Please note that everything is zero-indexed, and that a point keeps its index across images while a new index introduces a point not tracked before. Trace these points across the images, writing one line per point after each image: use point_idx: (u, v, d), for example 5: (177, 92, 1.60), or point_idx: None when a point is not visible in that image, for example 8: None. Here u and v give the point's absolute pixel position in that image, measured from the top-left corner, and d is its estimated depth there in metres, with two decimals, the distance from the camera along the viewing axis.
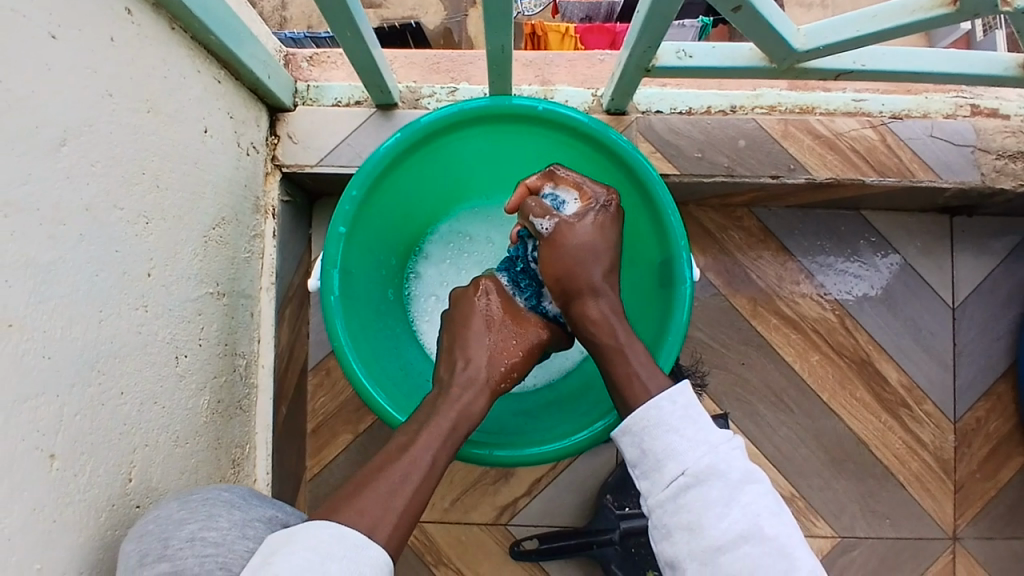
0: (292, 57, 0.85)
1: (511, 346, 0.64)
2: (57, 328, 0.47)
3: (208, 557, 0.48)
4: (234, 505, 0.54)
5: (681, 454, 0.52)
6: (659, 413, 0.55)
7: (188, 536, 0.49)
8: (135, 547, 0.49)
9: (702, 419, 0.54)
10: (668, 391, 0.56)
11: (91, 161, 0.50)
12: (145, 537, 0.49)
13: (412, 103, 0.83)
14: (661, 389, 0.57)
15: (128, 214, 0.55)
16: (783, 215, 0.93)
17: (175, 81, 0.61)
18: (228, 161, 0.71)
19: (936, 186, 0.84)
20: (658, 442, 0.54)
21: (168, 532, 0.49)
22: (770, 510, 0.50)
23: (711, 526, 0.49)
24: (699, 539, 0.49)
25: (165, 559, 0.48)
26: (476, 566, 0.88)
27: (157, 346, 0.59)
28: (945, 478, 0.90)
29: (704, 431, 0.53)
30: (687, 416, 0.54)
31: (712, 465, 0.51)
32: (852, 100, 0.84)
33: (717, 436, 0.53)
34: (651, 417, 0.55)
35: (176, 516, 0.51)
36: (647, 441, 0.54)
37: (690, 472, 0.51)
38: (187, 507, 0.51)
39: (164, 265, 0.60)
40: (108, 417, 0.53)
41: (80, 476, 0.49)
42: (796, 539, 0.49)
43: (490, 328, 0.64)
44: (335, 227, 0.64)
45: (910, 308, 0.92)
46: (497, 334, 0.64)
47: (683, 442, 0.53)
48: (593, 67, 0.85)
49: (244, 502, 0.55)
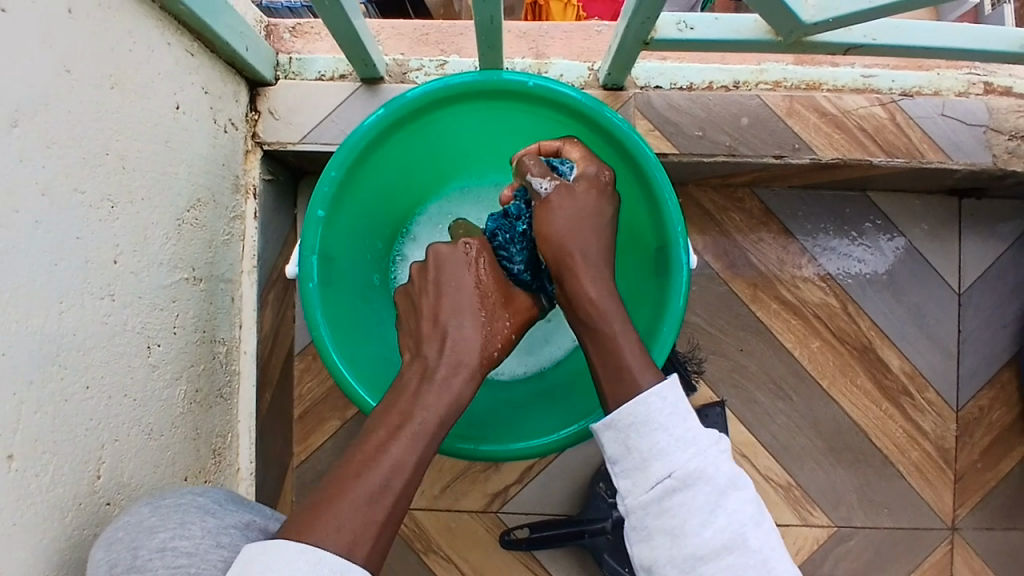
0: (274, 27, 0.81)
1: (502, 330, 0.58)
2: (12, 323, 0.44)
3: (180, 568, 0.48)
4: (208, 511, 0.53)
5: (669, 455, 0.48)
6: (648, 410, 0.50)
7: (159, 546, 0.49)
8: (105, 556, 0.48)
9: (691, 417, 0.51)
10: (658, 385, 0.51)
11: (48, 142, 0.47)
12: (115, 545, 0.48)
13: (399, 77, 0.79)
14: (651, 381, 0.52)
15: (91, 198, 0.52)
16: (786, 195, 0.89)
17: (142, 54, 0.58)
18: (204, 139, 0.68)
19: (946, 168, 0.81)
20: (644, 440, 0.49)
21: (138, 542, 0.49)
22: (755, 518, 0.48)
23: (695, 535, 0.47)
24: (681, 548, 0.47)
25: (134, 569, 0.47)
26: (466, 553, 0.86)
27: (127, 337, 0.57)
28: (944, 468, 0.88)
29: (692, 431, 0.50)
30: (677, 415, 0.50)
31: (699, 470, 0.48)
32: (861, 77, 0.80)
33: (706, 437, 0.50)
34: (639, 413, 0.50)
35: (149, 524, 0.50)
36: (635, 439, 0.50)
37: (676, 476, 0.48)
38: (159, 514, 0.51)
39: (133, 251, 0.57)
40: (72, 413, 0.50)
41: (41, 476, 0.47)
42: (778, 550, 0.48)
43: (474, 298, 0.58)
44: (312, 210, 0.61)
45: (915, 293, 0.89)
46: (487, 314, 0.57)
47: (671, 442, 0.49)
48: (590, 39, 0.81)
49: (220, 508, 0.54)
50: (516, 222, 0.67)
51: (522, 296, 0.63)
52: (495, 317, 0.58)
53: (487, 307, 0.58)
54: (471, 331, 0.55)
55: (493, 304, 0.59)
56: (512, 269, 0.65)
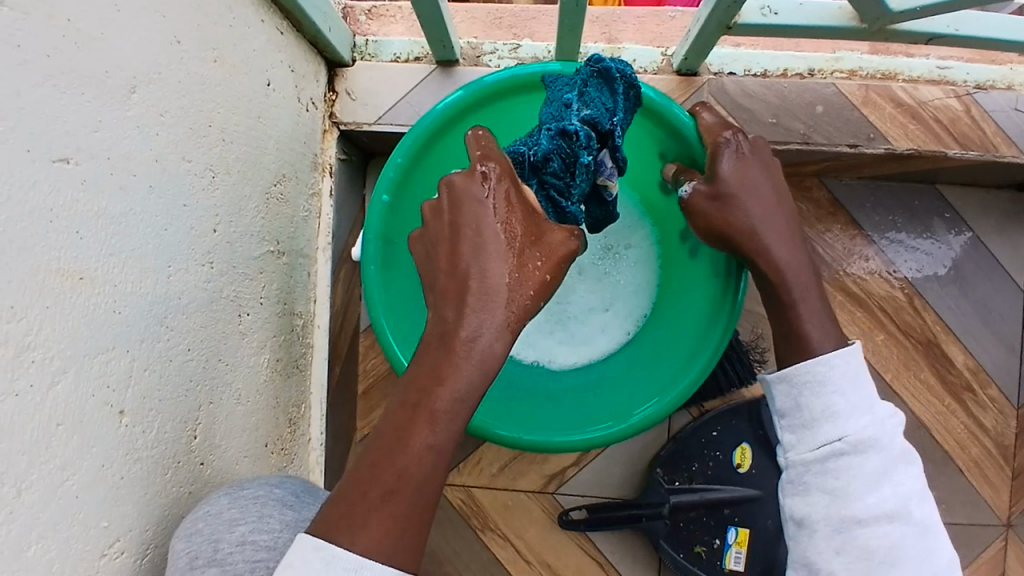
0: (350, 10, 0.83)
1: (533, 268, 0.49)
2: (127, 281, 0.46)
3: (259, 562, 0.51)
4: (282, 505, 0.57)
5: (843, 419, 0.55)
6: (827, 372, 0.56)
7: (238, 539, 0.51)
8: (186, 546, 0.49)
9: (867, 387, 0.56)
10: (841, 350, 0.57)
11: (160, 110, 0.49)
12: (196, 537, 0.50)
13: (473, 59, 0.80)
14: (831, 346, 0.57)
15: (196, 167, 0.54)
16: (853, 187, 0.89)
17: (240, 31, 0.59)
18: (289, 117, 0.69)
19: (1018, 162, 0.80)
20: (819, 400, 0.56)
21: (219, 534, 0.50)
22: (917, 492, 0.54)
23: (859, 497, 0.53)
24: (840, 507, 0.53)
25: (216, 563, 0.49)
26: (523, 532, 0.88)
27: (222, 304, 0.59)
28: (1006, 466, 0.87)
29: (868, 401, 0.56)
30: (856, 381, 0.56)
31: (874, 436, 0.54)
32: (937, 68, 0.80)
33: (881, 409, 0.56)
34: (817, 373, 0.56)
35: (228, 515, 0.52)
36: (806, 397, 0.56)
37: (848, 440, 0.54)
38: (237, 506, 0.53)
39: (229, 221, 0.59)
40: (176, 373, 0.52)
41: (147, 432, 0.49)
42: (934, 521, 0.54)
43: (500, 243, 0.48)
44: (380, 193, 0.64)
45: (982, 288, 0.88)
46: (515, 252, 0.48)
47: (847, 406, 0.55)
48: (663, 24, 0.81)
49: (292, 502, 0.58)
50: (581, 150, 0.56)
51: (558, 229, 0.51)
52: (524, 256, 0.48)
53: (516, 246, 0.48)
54: (490, 272, 0.47)
55: (518, 240, 0.49)
56: (563, 205, 0.60)
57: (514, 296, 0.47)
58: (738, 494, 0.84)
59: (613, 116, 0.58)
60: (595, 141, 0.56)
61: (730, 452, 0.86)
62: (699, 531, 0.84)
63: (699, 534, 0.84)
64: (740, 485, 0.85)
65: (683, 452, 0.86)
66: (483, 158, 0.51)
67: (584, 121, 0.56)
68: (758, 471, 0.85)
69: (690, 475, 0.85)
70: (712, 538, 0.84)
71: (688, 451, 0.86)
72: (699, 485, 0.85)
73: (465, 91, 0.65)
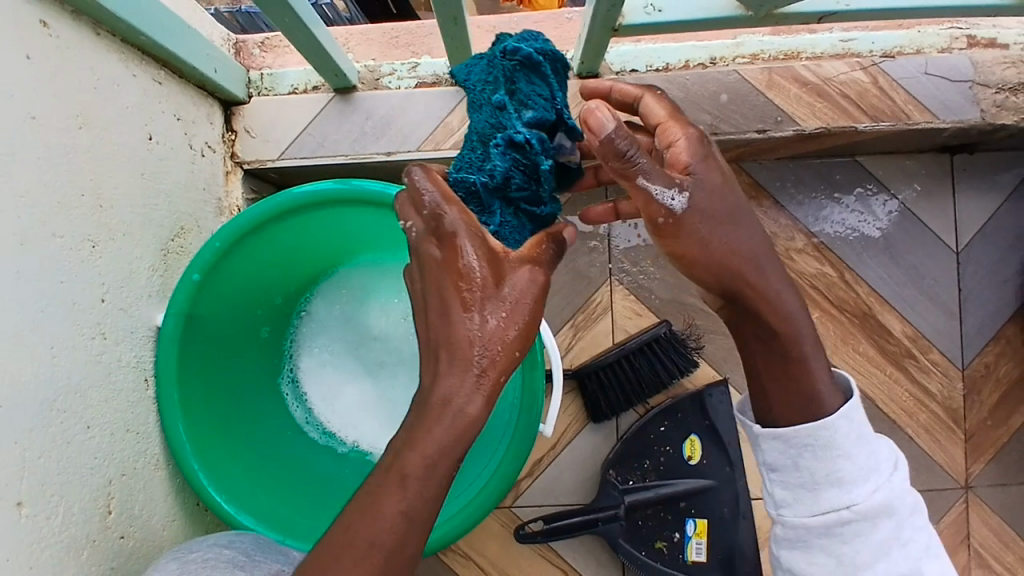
0: (243, 44, 0.81)
1: (508, 325, 0.40)
2: (3, 373, 0.44)
3: None
4: (235, 566, 0.51)
5: (852, 484, 0.49)
6: (831, 434, 0.49)
7: None
8: None
9: (869, 439, 0.50)
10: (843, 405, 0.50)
11: (19, 190, 0.47)
12: None
13: (372, 83, 0.78)
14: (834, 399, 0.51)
15: (71, 240, 0.52)
16: (774, 167, 0.88)
17: (108, 90, 0.57)
18: (182, 166, 0.68)
19: (933, 127, 0.79)
20: (825, 464, 0.49)
21: None
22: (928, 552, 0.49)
23: (868, 566, 0.48)
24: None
25: None
26: (482, 550, 0.87)
27: (121, 373, 0.57)
28: (954, 428, 0.88)
29: (872, 456, 0.50)
30: (862, 440, 0.50)
31: (883, 504, 0.49)
32: (840, 42, 0.79)
33: (885, 465, 0.50)
34: (823, 436, 0.49)
35: None
36: (806, 458, 0.50)
37: (856, 508, 0.48)
38: (183, 572, 0.49)
39: (119, 287, 0.57)
40: (75, 455, 0.51)
41: (52, 519, 0.48)
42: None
43: (457, 301, 0.40)
44: (187, 274, 0.58)
45: (913, 255, 0.88)
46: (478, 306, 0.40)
47: (854, 469, 0.49)
48: (561, 27, 0.80)
49: (247, 561, 0.52)
50: (538, 156, 0.50)
51: (519, 262, 0.42)
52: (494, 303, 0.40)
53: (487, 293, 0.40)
54: (451, 328, 0.40)
55: (483, 293, 0.40)
56: (537, 211, 0.52)
57: (484, 352, 0.39)
58: (691, 486, 0.84)
59: (556, 104, 0.52)
60: (547, 141, 0.51)
61: (679, 445, 0.86)
62: (658, 527, 0.85)
63: (657, 532, 0.84)
64: (692, 477, 0.85)
65: (632, 451, 0.86)
66: (436, 213, 0.41)
67: (534, 116, 0.51)
68: (708, 460, 0.85)
69: (642, 473, 0.85)
70: (671, 532, 0.85)
71: (638, 450, 0.86)
72: (652, 482, 0.85)
73: (334, 183, 0.59)
